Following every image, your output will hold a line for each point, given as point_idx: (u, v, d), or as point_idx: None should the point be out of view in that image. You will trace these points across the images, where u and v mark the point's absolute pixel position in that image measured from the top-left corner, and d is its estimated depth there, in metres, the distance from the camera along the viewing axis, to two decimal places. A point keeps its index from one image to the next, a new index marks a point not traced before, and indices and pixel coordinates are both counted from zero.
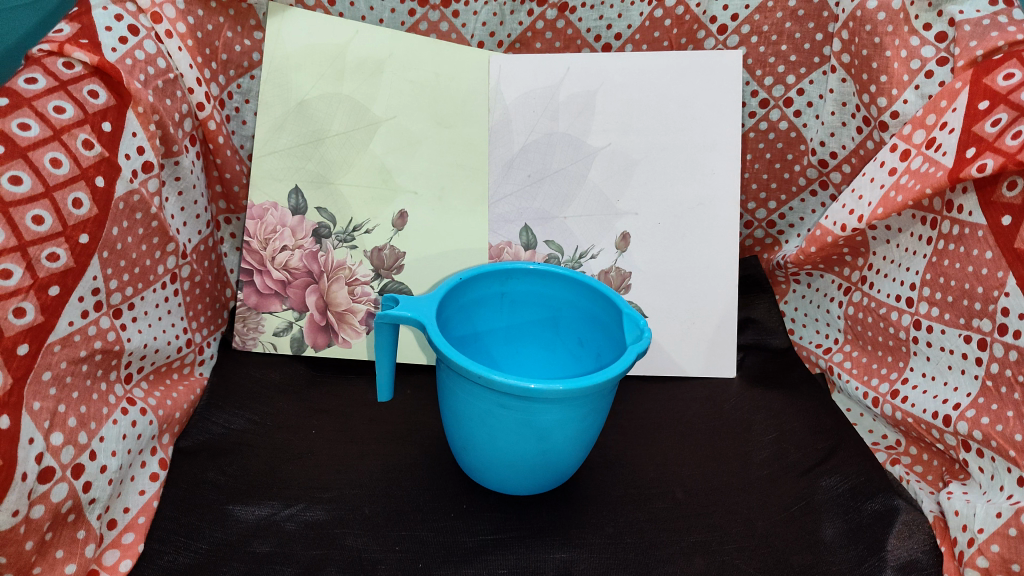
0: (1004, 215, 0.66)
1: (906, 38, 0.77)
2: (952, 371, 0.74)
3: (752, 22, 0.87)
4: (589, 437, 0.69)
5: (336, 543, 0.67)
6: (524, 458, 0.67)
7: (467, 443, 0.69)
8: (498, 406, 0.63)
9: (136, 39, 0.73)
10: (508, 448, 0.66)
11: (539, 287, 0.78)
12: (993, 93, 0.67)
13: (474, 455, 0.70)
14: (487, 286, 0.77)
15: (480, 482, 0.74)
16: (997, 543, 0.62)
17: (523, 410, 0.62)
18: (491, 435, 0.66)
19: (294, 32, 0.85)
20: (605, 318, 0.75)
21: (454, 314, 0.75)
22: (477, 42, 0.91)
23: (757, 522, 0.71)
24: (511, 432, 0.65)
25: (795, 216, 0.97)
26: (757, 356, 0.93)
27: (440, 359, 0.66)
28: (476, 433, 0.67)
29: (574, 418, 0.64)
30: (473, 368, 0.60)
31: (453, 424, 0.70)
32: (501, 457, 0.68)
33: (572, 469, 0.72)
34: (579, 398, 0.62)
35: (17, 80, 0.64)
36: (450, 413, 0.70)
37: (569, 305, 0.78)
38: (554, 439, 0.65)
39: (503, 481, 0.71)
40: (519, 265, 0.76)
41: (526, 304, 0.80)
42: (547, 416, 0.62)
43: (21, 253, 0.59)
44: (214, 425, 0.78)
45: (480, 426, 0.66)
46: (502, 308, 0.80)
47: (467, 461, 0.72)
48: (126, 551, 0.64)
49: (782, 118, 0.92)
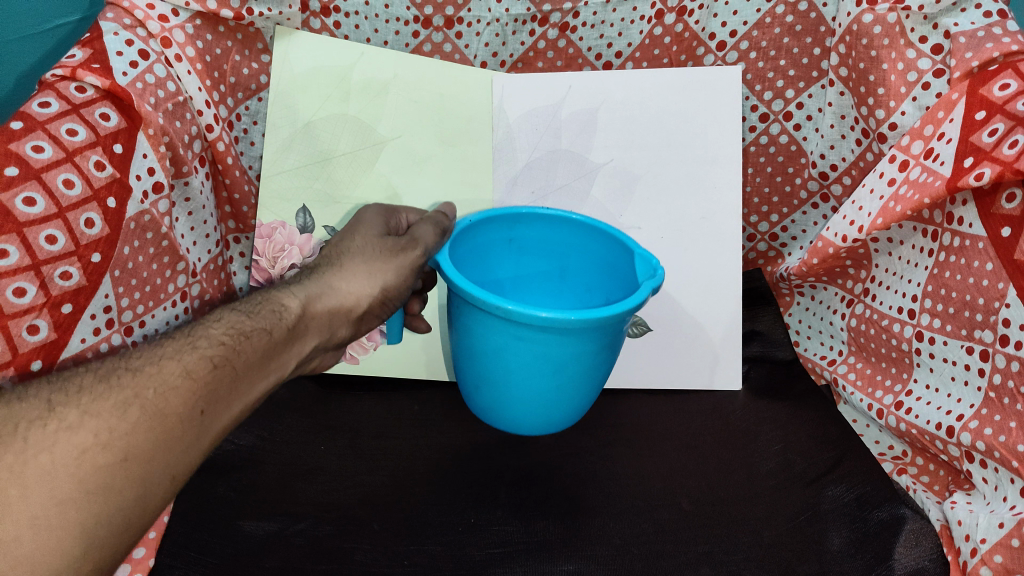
0: (1004, 226, 0.67)
1: (902, 51, 0.78)
2: (955, 382, 0.74)
3: (751, 38, 0.88)
4: (596, 374, 0.73)
5: (343, 559, 0.68)
6: (539, 387, 0.71)
7: (484, 379, 0.74)
8: (512, 338, 0.67)
9: (146, 64, 0.75)
10: (525, 379, 0.71)
11: (546, 233, 0.80)
12: (990, 103, 0.68)
13: (490, 390, 0.75)
14: (497, 233, 0.80)
15: (494, 413, 0.78)
16: (1000, 554, 0.64)
17: (537, 342, 0.66)
18: (507, 366, 0.70)
19: (301, 56, 0.86)
20: (611, 260, 0.78)
21: (464, 257, 0.78)
22: (480, 62, 0.93)
23: (764, 532, 0.72)
24: (526, 363, 0.69)
25: (797, 229, 0.97)
26: (764, 369, 0.93)
27: (456, 298, 0.70)
28: (492, 368, 0.72)
29: (584, 351, 0.68)
30: (490, 301, 0.64)
31: (469, 362, 0.74)
32: (517, 387, 0.72)
33: (574, 409, 0.77)
34: (589, 330, 0.65)
35: (32, 104, 0.67)
36: (465, 348, 0.73)
37: (576, 251, 0.81)
38: (563, 372, 0.70)
39: (519, 413, 0.76)
40: (526, 210, 0.78)
41: (535, 252, 0.83)
42: (561, 347, 0.66)
43: (35, 272, 0.63)
44: (223, 441, 0.79)
45: (495, 359, 0.70)
46: (510, 255, 0.83)
47: (483, 395, 0.76)
48: (138, 565, 0.67)
49: (782, 132, 0.93)
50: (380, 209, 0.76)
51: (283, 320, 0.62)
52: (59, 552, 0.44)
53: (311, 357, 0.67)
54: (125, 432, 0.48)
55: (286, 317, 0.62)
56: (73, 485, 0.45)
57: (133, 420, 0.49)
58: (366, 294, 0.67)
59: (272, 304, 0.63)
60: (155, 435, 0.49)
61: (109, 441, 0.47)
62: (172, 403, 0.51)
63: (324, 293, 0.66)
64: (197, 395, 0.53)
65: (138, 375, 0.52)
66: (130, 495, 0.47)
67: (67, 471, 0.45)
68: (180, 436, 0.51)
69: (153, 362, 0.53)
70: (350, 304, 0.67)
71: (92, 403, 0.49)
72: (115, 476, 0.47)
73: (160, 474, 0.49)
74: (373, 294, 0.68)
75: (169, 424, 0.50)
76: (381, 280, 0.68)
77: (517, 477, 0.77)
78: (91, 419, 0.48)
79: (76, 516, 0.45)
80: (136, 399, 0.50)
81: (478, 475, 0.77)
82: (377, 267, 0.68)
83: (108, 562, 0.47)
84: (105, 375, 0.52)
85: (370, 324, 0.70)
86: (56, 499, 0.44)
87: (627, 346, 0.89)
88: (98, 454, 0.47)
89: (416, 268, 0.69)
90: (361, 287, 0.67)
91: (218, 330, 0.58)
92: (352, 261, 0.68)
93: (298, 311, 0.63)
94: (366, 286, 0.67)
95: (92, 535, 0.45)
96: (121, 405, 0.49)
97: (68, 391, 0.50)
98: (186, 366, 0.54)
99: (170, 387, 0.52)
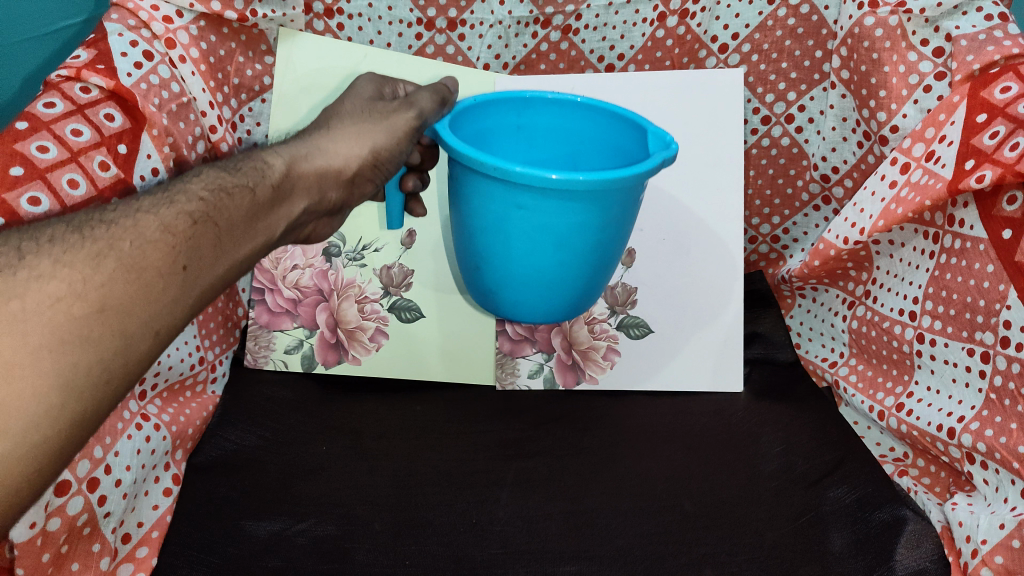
0: (1005, 228, 0.67)
1: (904, 54, 0.78)
2: (956, 384, 0.74)
3: (752, 41, 0.89)
4: (606, 259, 0.68)
5: (345, 559, 0.69)
6: (544, 269, 0.67)
7: (483, 259, 0.70)
8: (516, 207, 0.63)
9: (150, 64, 0.76)
10: (527, 258, 0.66)
11: (557, 118, 0.76)
12: (991, 106, 0.68)
13: (490, 272, 0.71)
14: (504, 116, 0.75)
15: (496, 304, 0.74)
16: (1000, 555, 0.64)
17: (541, 211, 0.62)
18: (509, 242, 0.66)
19: (304, 57, 0.85)
20: (623, 143, 0.73)
21: (468, 137, 0.74)
22: (483, 64, 0.93)
23: (765, 534, 0.72)
24: (529, 239, 0.65)
25: (799, 231, 0.98)
26: (766, 371, 0.92)
27: (456, 165, 0.66)
28: (493, 243, 0.67)
29: (593, 224, 0.63)
30: (492, 162, 0.60)
31: (468, 241, 0.70)
32: (519, 268, 0.68)
33: (577, 302, 0.73)
34: (599, 197, 0.61)
35: (37, 105, 0.68)
36: (465, 225, 0.69)
37: (589, 139, 0.76)
38: (569, 250, 0.65)
39: (520, 302, 0.72)
40: (538, 92, 0.74)
41: (545, 141, 0.78)
42: (567, 218, 0.62)
43: None
44: (226, 441, 0.80)
45: (496, 232, 0.66)
46: (519, 143, 0.78)
47: (484, 282, 0.72)
48: (138, 565, 0.68)
49: (784, 134, 0.93)
50: (369, 81, 0.73)
51: (267, 179, 0.60)
52: (35, 399, 0.43)
53: (301, 223, 0.65)
54: (100, 282, 0.47)
55: (270, 176, 0.60)
56: (46, 333, 0.44)
57: (108, 271, 0.48)
58: (354, 155, 0.65)
59: (255, 164, 0.60)
60: (132, 287, 0.48)
61: (84, 292, 0.46)
62: (150, 257, 0.50)
63: (313, 154, 0.64)
64: (176, 244, 0.51)
65: (114, 227, 0.50)
66: (108, 346, 0.46)
67: (38, 317, 0.44)
68: (161, 291, 0.49)
69: (129, 216, 0.52)
70: (339, 168, 0.64)
71: (65, 254, 0.48)
72: (91, 326, 0.46)
73: (140, 328, 0.48)
74: (366, 156, 0.65)
75: (148, 277, 0.49)
76: (373, 141, 0.65)
77: (517, 477, 0.77)
78: (63, 268, 0.47)
79: (51, 365, 0.44)
80: (111, 251, 0.49)
81: (479, 476, 0.77)
82: (369, 129, 0.66)
83: (91, 415, 0.46)
84: (80, 227, 0.51)
85: (363, 195, 0.68)
86: (30, 346, 0.43)
87: (628, 348, 0.89)
88: (72, 303, 0.46)
89: (410, 133, 0.67)
90: (349, 147, 0.65)
91: (197, 188, 0.56)
92: (343, 126, 0.66)
93: (283, 170, 0.61)
94: (357, 147, 0.65)
95: (71, 385, 0.44)
96: (95, 257, 0.48)
97: (40, 242, 0.49)
98: (164, 220, 0.52)
99: (147, 241, 0.50)
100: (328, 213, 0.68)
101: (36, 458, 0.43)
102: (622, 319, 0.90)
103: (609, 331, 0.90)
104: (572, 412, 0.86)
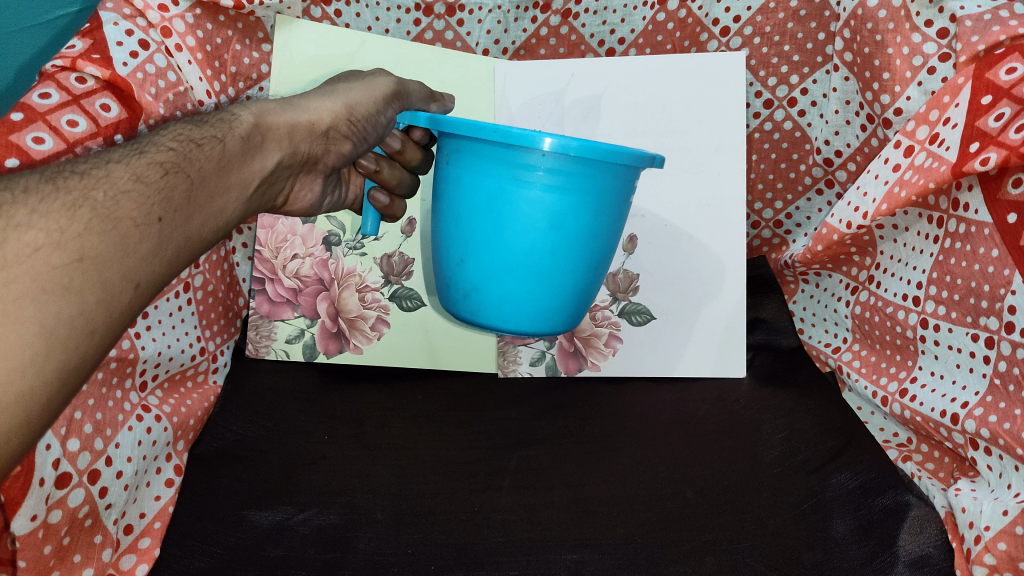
0: (1010, 213, 0.66)
1: (908, 35, 0.77)
2: (960, 369, 0.73)
3: (754, 24, 0.88)
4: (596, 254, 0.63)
5: (347, 547, 0.69)
6: (533, 263, 0.61)
7: (466, 251, 0.64)
8: (505, 179, 0.59)
9: (146, 54, 0.75)
10: (516, 248, 0.61)
11: None
12: (996, 88, 0.67)
13: (474, 267, 0.64)
14: None
15: (474, 314, 0.66)
16: (1003, 541, 0.64)
17: (528, 182, 0.58)
18: (495, 231, 0.61)
19: (301, 45, 0.84)
20: None
21: None
22: (483, 49, 0.92)
23: (769, 520, 0.72)
24: (517, 224, 0.60)
25: (802, 215, 0.96)
26: (767, 356, 0.92)
27: (442, 143, 0.63)
28: (473, 225, 0.62)
29: (584, 207, 0.59)
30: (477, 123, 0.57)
31: (447, 233, 0.65)
32: (504, 263, 0.62)
33: (564, 316, 0.66)
34: (592, 170, 0.58)
35: (32, 95, 0.68)
36: (448, 215, 0.64)
37: None
38: (560, 233, 0.60)
39: (501, 304, 0.64)
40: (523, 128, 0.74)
41: None
42: (559, 198, 0.58)
43: None
44: (228, 432, 0.80)
45: (480, 215, 0.61)
46: None
47: (464, 285, 0.65)
48: (142, 556, 0.68)
49: (787, 118, 0.92)
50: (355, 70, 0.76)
51: (237, 131, 0.61)
52: (21, 347, 0.42)
53: (275, 180, 0.66)
54: (77, 232, 0.47)
55: (240, 127, 0.61)
56: (28, 280, 0.43)
57: (85, 222, 0.48)
58: (329, 111, 0.67)
59: (223, 116, 0.62)
60: (110, 237, 0.48)
61: (62, 241, 0.46)
62: (124, 207, 0.50)
63: (286, 114, 0.65)
64: (149, 195, 0.52)
65: (86, 179, 0.50)
66: (90, 297, 0.46)
67: (18, 263, 0.44)
68: (138, 241, 0.50)
69: (100, 168, 0.52)
70: (312, 124, 0.66)
71: (40, 204, 0.47)
72: (71, 275, 0.45)
73: (120, 279, 0.48)
74: (342, 115, 0.67)
75: (124, 225, 0.49)
76: (349, 101, 0.68)
77: (519, 466, 0.77)
78: (39, 218, 0.46)
79: (34, 314, 0.43)
80: (85, 201, 0.49)
81: (481, 464, 0.78)
82: (345, 92, 0.68)
83: (77, 369, 0.45)
84: (51, 177, 0.50)
85: (341, 153, 0.69)
86: (12, 293, 0.43)
87: (630, 334, 0.89)
88: (51, 253, 0.45)
89: (387, 99, 0.71)
90: (325, 104, 0.67)
91: (167, 139, 0.57)
92: (317, 91, 0.68)
93: (254, 121, 0.63)
94: (332, 107, 0.67)
95: (55, 333, 0.44)
96: (70, 208, 0.48)
97: (12, 191, 0.48)
98: (138, 172, 0.53)
99: (121, 190, 0.51)
100: (303, 171, 0.69)
101: (24, 408, 0.42)
102: (624, 306, 0.90)
103: (611, 318, 0.90)
104: (574, 399, 0.86)
